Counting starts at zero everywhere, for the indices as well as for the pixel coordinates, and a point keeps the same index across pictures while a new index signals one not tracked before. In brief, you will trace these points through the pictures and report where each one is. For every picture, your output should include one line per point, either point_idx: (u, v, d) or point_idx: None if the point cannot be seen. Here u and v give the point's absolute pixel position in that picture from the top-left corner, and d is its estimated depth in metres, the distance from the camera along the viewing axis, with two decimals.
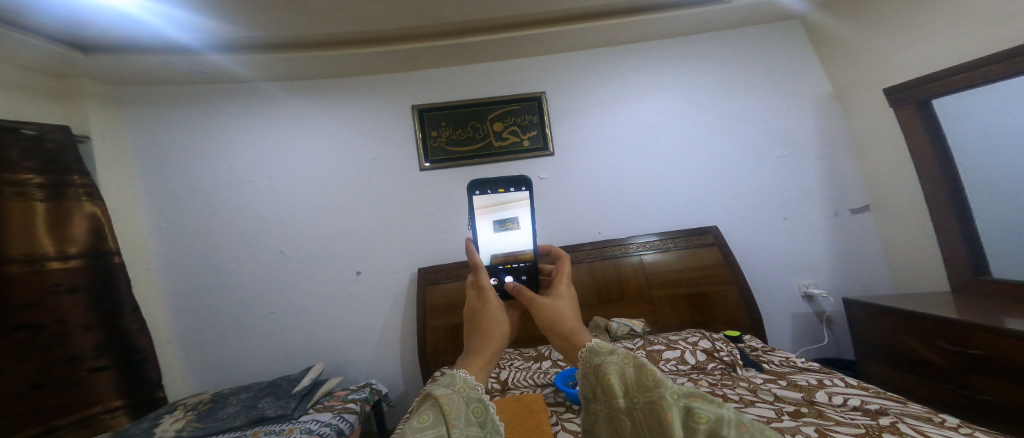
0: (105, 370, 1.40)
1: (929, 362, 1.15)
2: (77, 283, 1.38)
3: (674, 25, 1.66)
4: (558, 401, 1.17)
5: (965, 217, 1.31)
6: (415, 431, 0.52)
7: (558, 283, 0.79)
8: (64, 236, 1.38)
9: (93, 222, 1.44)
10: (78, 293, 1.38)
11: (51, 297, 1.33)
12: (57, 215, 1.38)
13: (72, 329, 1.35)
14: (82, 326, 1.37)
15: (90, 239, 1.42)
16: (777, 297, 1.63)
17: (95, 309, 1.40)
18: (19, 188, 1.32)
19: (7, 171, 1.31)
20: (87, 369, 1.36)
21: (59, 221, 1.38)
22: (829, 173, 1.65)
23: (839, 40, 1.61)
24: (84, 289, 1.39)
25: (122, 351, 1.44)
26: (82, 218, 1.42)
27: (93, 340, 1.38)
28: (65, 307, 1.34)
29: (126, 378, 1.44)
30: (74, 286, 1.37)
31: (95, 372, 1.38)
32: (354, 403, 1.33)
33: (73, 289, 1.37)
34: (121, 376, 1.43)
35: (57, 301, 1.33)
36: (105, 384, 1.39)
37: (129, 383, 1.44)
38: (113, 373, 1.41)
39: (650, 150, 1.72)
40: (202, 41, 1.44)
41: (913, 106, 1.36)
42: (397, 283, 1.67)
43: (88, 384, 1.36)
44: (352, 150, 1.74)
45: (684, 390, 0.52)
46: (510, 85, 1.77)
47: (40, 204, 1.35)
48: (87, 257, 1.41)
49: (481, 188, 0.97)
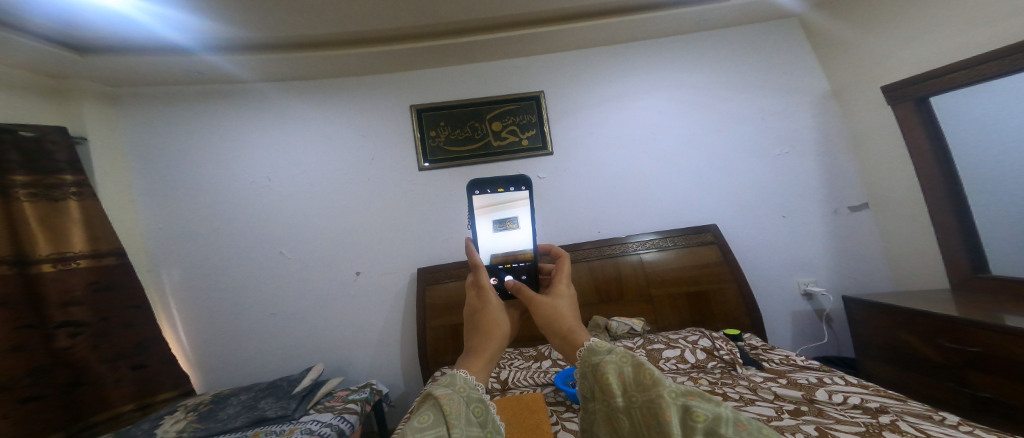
0: (146, 367, 1.45)
1: (928, 360, 1.16)
2: (114, 280, 1.46)
3: (672, 24, 1.66)
4: (558, 400, 1.17)
5: (963, 215, 1.31)
6: (415, 431, 0.52)
7: (557, 281, 0.79)
8: (77, 237, 1.41)
9: (103, 223, 1.48)
10: (115, 290, 1.46)
11: (92, 294, 1.40)
12: (63, 215, 1.40)
13: (112, 326, 1.42)
14: (122, 325, 1.45)
15: (99, 241, 1.45)
16: (777, 296, 1.64)
17: (133, 306, 1.48)
18: (30, 189, 1.36)
19: (9, 173, 1.32)
20: (127, 367, 1.41)
21: (69, 223, 1.41)
22: (828, 171, 1.65)
23: (835, 39, 1.62)
24: (116, 286, 1.46)
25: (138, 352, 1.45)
26: (87, 218, 1.44)
27: (135, 337, 1.46)
28: (105, 303, 1.42)
29: (143, 378, 1.44)
30: (111, 283, 1.45)
31: (134, 370, 1.43)
32: (354, 403, 1.33)
33: (111, 285, 1.45)
34: (137, 377, 1.43)
35: (99, 298, 1.42)
36: (133, 384, 1.41)
37: (148, 383, 1.45)
38: (155, 370, 1.47)
39: (649, 149, 1.72)
40: (197, 41, 1.44)
41: (910, 103, 1.37)
42: (397, 283, 1.67)
43: (129, 382, 1.41)
44: (351, 151, 1.74)
45: (682, 389, 0.52)
46: (509, 85, 1.77)
47: (48, 206, 1.38)
48: (117, 255, 1.49)
49: (481, 187, 0.97)
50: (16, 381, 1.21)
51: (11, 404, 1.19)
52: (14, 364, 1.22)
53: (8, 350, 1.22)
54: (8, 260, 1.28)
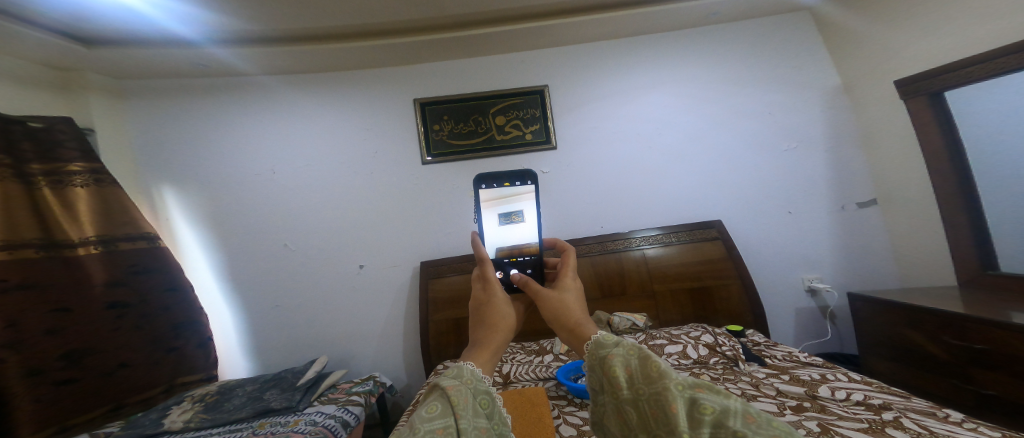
0: (176, 350, 1.50)
1: (932, 356, 1.15)
2: (151, 263, 1.50)
3: (677, 17, 1.64)
4: (559, 394, 1.17)
5: (974, 212, 1.29)
6: (424, 420, 0.52)
7: (564, 276, 0.78)
8: (89, 222, 1.40)
9: (122, 209, 1.49)
10: (154, 273, 1.50)
11: (132, 276, 1.45)
12: (80, 201, 1.40)
13: (152, 308, 1.47)
14: (162, 308, 1.49)
15: (116, 227, 1.46)
16: (781, 292, 1.63)
17: (168, 289, 1.52)
18: (50, 176, 1.37)
19: (24, 163, 1.33)
20: (162, 350, 1.47)
21: (84, 209, 1.40)
22: (834, 167, 1.64)
23: (848, 32, 1.59)
24: (153, 268, 1.50)
25: (161, 337, 1.47)
26: (104, 204, 1.45)
27: (172, 320, 1.51)
28: (142, 285, 1.46)
29: (166, 363, 1.47)
30: (149, 266, 1.49)
31: (161, 355, 1.46)
32: (358, 395, 1.35)
33: (148, 268, 1.49)
34: (163, 362, 1.46)
35: (137, 280, 1.46)
36: (154, 370, 1.44)
37: (179, 366, 1.50)
38: (186, 352, 1.52)
39: (653, 144, 1.71)
40: (201, 34, 1.43)
41: (925, 98, 1.33)
42: (400, 277, 1.67)
43: (162, 364, 1.46)
44: (354, 144, 1.73)
45: (690, 381, 0.51)
46: (514, 78, 1.76)
47: (66, 192, 1.38)
48: (149, 239, 1.52)
49: (487, 181, 0.97)
50: (50, 364, 1.24)
51: (47, 386, 1.22)
52: (51, 346, 1.25)
53: (43, 332, 1.24)
54: (37, 244, 1.29)
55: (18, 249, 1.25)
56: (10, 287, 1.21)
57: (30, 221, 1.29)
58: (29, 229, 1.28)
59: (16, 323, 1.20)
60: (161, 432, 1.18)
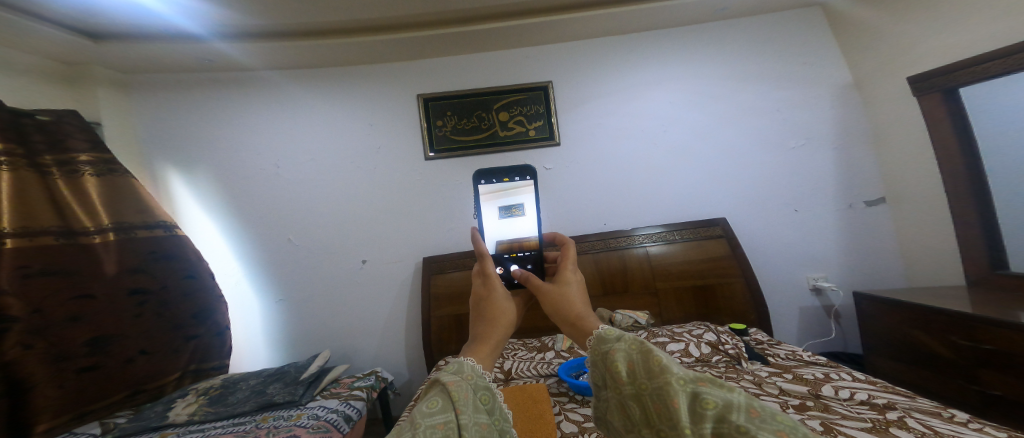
0: (197, 338, 1.52)
1: (939, 356, 1.14)
2: (169, 250, 1.51)
3: (685, 12, 1.61)
4: (561, 391, 1.17)
5: (987, 211, 1.26)
6: (424, 416, 0.52)
7: (563, 269, 0.77)
8: (104, 211, 1.41)
9: (132, 200, 1.48)
10: (172, 260, 1.51)
11: (151, 263, 1.46)
12: (91, 190, 1.40)
13: (173, 296, 1.49)
14: (180, 294, 1.51)
15: (132, 214, 1.47)
16: (787, 290, 1.62)
17: (187, 276, 1.54)
18: (63, 166, 1.37)
19: (36, 154, 1.33)
20: (182, 337, 1.49)
21: (96, 198, 1.40)
22: (842, 165, 1.62)
23: (861, 27, 1.56)
24: (172, 256, 1.51)
25: (178, 326, 1.48)
26: (115, 194, 1.45)
27: (194, 306, 1.53)
28: (161, 272, 1.48)
29: (184, 352, 1.48)
30: (168, 253, 1.51)
31: (179, 345, 1.48)
32: (360, 390, 1.36)
33: (166, 255, 1.50)
34: (177, 351, 1.47)
35: (155, 267, 1.47)
36: (171, 358, 1.45)
37: (196, 354, 1.52)
38: (205, 341, 1.54)
39: (659, 140, 1.69)
40: (208, 29, 1.42)
41: (938, 94, 1.30)
42: (403, 272, 1.68)
43: (182, 352, 1.48)
44: (357, 140, 1.73)
45: (692, 375, 0.50)
46: (519, 74, 1.75)
47: (79, 181, 1.38)
48: (166, 227, 1.53)
49: (486, 177, 0.98)
50: (75, 351, 1.24)
51: (71, 372, 1.23)
52: (74, 332, 1.25)
53: (66, 319, 1.25)
54: (54, 232, 1.29)
55: (37, 235, 1.25)
56: (32, 273, 1.21)
57: (47, 210, 1.30)
58: (46, 214, 1.29)
59: (40, 310, 1.21)
60: (165, 424, 1.19)
